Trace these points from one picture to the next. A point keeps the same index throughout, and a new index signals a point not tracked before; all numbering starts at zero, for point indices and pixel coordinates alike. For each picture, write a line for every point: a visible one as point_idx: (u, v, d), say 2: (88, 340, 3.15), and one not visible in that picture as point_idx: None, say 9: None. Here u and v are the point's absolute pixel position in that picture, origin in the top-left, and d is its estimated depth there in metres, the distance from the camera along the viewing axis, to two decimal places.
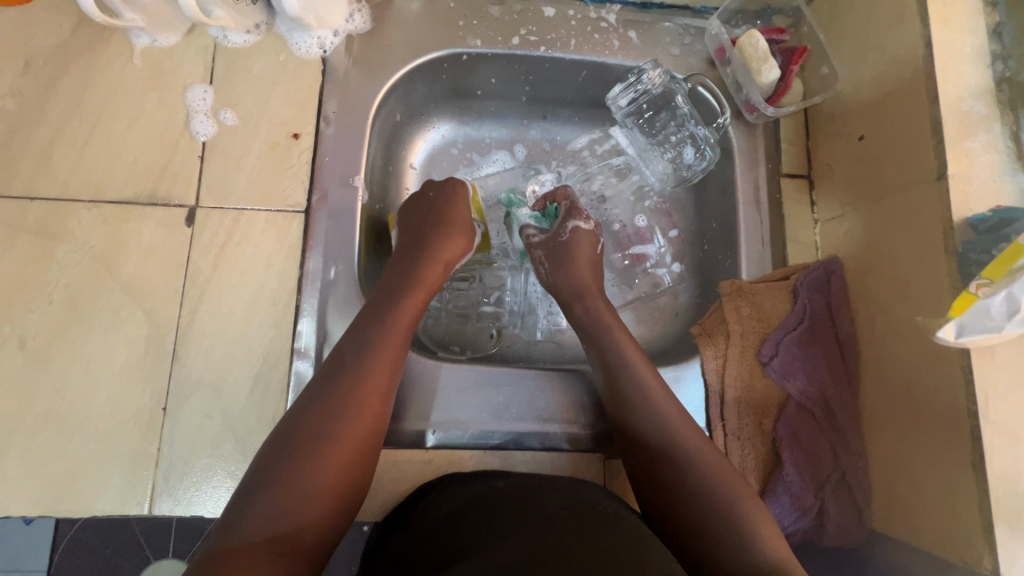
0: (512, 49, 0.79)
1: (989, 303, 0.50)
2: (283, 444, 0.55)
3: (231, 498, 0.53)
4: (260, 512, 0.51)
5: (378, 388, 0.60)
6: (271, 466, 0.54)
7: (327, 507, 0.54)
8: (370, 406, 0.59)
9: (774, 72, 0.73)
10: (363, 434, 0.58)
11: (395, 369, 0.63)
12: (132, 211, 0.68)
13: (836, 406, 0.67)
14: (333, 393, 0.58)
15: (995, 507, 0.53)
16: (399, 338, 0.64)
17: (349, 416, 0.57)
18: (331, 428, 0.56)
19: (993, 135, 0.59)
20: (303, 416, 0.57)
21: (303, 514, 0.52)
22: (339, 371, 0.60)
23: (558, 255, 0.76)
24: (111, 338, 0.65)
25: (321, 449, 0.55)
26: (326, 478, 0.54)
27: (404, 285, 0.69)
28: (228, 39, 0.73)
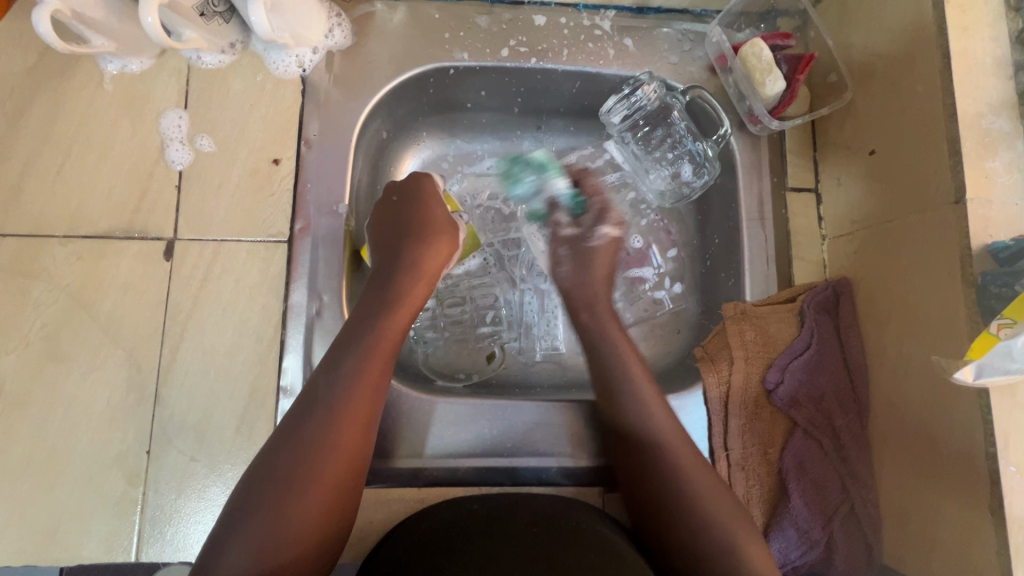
0: (501, 62, 0.75)
1: (1011, 345, 0.47)
2: (258, 486, 0.52)
3: (207, 541, 0.51)
4: (235, 559, 0.49)
5: (359, 421, 0.56)
6: (247, 509, 0.51)
7: (306, 549, 0.51)
8: (348, 438, 0.55)
9: (780, 83, 0.69)
10: (343, 471, 0.54)
11: (377, 398, 0.58)
12: (108, 245, 0.65)
13: (845, 436, 0.64)
14: (310, 429, 0.54)
15: (1015, 555, 0.49)
16: (378, 361, 0.59)
17: (326, 454, 0.54)
18: (307, 470, 0.53)
19: (1015, 154, 0.55)
20: (278, 454, 0.53)
21: (281, 560, 0.50)
22: (313, 401, 0.56)
23: (587, 255, 0.74)
24: (90, 379, 0.63)
25: (297, 488, 0.52)
26: (304, 521, 0.51)
27: (384, 305, 0.64)
28: (203, 61, 0.70)
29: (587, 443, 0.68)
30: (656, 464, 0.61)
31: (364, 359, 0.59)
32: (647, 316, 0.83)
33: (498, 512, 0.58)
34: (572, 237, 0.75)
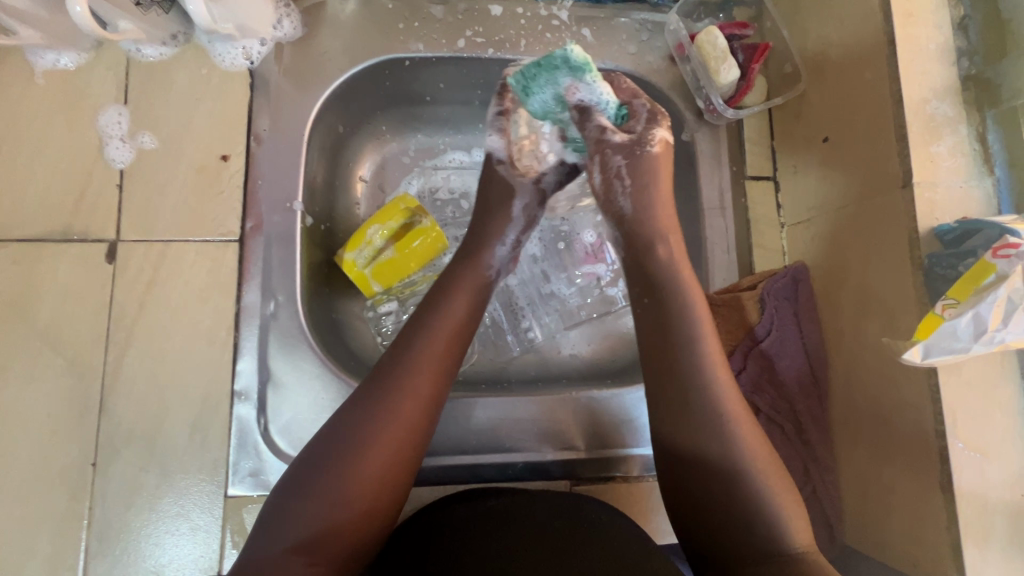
0: (458, 52, 0.74)
1: (955, 325, 0.48)
2: (316, 458, 0.51)
3: (263, 513, 0.50)
4: (297, 521, 0.48)
5: (422, 399, 0.54)
6: (306, 480, 0.50)
7: (364, 522, 0.50)
8: (409, 415, 0.53)
9: (733, 71, 0.70)
10: (406, 448, 0.52)
11: (442, 382, 0.56)
12: (44, 249, 0.62)
13: (805, 421, 0.65)
14: (377, 400, 0.53)
15: (964, 529, 0.51)
16: (445, 342, 0.57)
17: (387, 430, 0.52)
18: (367, 442, 0.51)
19: (958, 138, 0.56)
20: (344, 420, 0.52)
21: (335, 528, 0.49)
22: (378, 380, 0.54)
23: (644, 166, 0.56)
24: (29, 390, 0.60)
25: (353, 460, 0.50)
26: (361, 494, 0.50)
27: (451, 289, 0.60)
28: (143, 53, 0.67)
29: (551, 437, 0.68)
30: (716, 438, 0.52)
31: (431, 339, 0.56)
32: (601, 314, 0.83)
33: (516, 512, 0.56)
34: (624, 144, 0.57)
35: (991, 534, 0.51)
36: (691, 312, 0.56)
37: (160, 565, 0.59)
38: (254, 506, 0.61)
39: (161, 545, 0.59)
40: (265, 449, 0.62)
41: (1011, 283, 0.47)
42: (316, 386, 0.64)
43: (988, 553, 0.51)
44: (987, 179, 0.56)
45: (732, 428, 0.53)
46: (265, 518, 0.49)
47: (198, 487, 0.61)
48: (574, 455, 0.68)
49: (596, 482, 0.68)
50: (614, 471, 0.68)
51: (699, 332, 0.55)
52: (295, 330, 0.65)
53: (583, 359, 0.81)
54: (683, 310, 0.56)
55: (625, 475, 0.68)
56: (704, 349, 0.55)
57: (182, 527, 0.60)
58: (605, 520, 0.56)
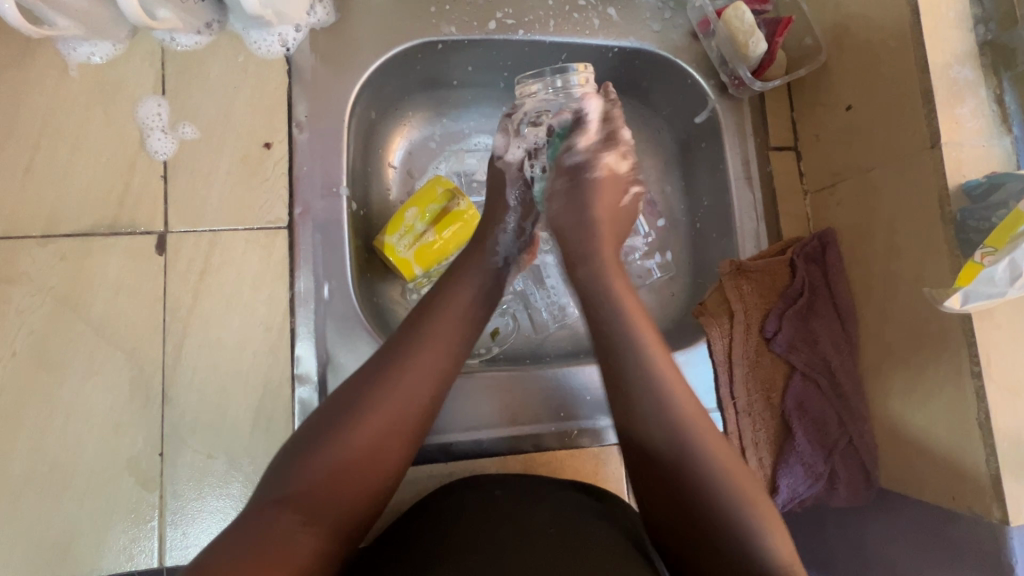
0: (488, 34, 0.75)
1: (992, 272, 0.51)
2: (322, 423, 0.52)
3: (266, 472, 0.50)
4: (297, 478, 0.49)
5: (434, 375, 0.56)
6: (310, 441, 0.51)
7: (359, 485, 0.50)
8: (416, 389, 0.55)
9: (761, 44, 0.72)
10: (410, 422, 0.54)
11: (450, 365, 0.58)
12: (93, 244, 0.62)
13: (838, 375, 0.70)
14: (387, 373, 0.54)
15: (1003, 461, 0.55)
16: (456, 326, 0.60)
17: (395, 400, 0.53)
18: (373, 407, 0.52)
19: (978, 101, 0.60)
20: (352, 388, 0.54)
21: (334, 491, 0.49)
22: (393, 353, 0.56)
23: (584, 189, 0.63)
24: (90, 383, 0.60)
25: (358, 424, 0.51)
26: (360, 458, 0.50)
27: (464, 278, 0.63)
28: (177, 43, 0.66)
29: (601, 403, 0.71)
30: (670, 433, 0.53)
31: (441, 323, 0.59)
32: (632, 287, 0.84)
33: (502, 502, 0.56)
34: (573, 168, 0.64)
35: None
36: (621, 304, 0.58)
37: None
38: None
39: None
40: None
41: None
42: None
43: None
44: (1006, 137, 0.60)
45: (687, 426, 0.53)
46: (270, 473, 0.50)
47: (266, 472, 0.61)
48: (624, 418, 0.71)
49: None
50: None
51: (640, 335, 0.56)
52: (350, 313, 0.65)
53: None
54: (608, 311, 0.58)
55: None
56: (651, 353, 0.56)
57: None
58: (594, 527, 0.54)
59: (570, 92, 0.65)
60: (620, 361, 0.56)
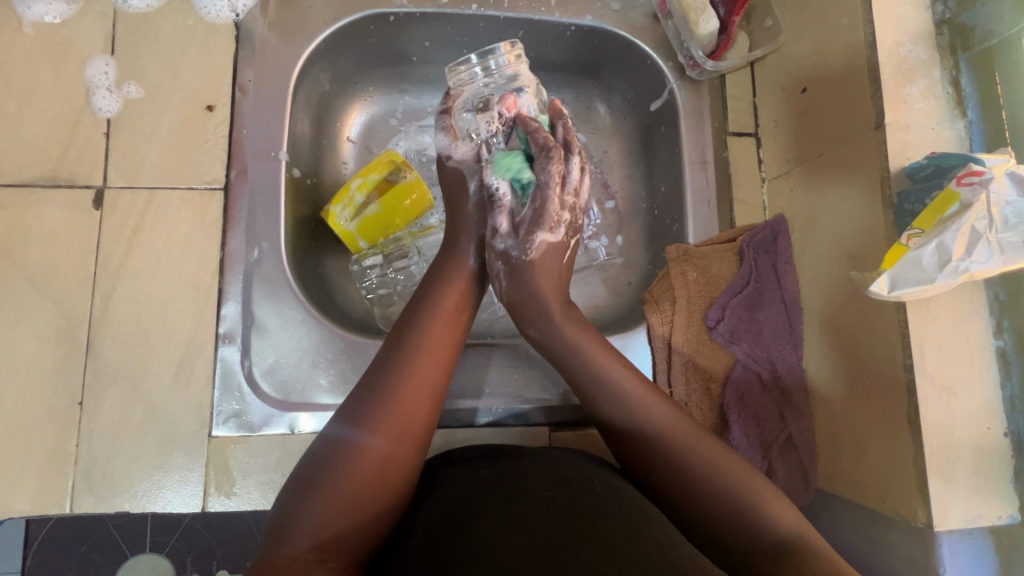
0: (441, 8, 0.74)
1: (920, 254, 0.49)
2: (327, 452, 0.49)
3: (273, 511, 0.47)
4: (307, 518, 0.46)
5: (428, 385, 0.54)
6: (316, 473, 0.48)
7: (368, 518, 0.47)
8: (415, 403, 0.53)
9: (713, 22, 0.70)
10: (410, 443, 0.51)
11: (442, 376, 0.56)
12: (32, 194, 0.63)
13: (781, 367, 0.66)
14: (379, 399, 0.51)
15: (930, 460, 0.51)
16: (443, 330, 0.58)
17: (392, 422, 0.51)
18: (373, 431, 0.50)
19: (931, 81, 0.56)
20: (348, 418, 0.51)
21: (346, 524, 0.46)
22: (384, 367, 0.54)
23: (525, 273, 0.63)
24: (17, 330, 0.61)
25: (362, 451, 0.49)
26: (369, 486, 0.48)
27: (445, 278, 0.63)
28: (129, 5, 0.68)
29: (533, 384, 0.69)
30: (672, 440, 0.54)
31: (428, 336, 0.57)
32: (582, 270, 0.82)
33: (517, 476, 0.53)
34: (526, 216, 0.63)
35: (957, 467, 0.51)
36: (596, 361, 0.59)
37: (146, 502, 0.60)
38: (237, 446, 0.62)
39: (147, 483, 0.61)
40: (248, 392, 0.63)
41: (975, 212, 0.48)
42: (300, 330, 0.65)
43: (953, 485, 0.51)
44: (959, 121, 0.56)
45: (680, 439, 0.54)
46: (276, 518, 0.47)
47: (183, 427, 0.62)
48: (555, 401, 0.69)
49: (577, 429, 0.69)
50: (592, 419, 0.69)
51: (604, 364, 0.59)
52: (280, 277, 0.65)
53: None
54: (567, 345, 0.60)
55: None
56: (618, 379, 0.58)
57: (167, 465, 0.61)
58: (606, 487, 0.52)
59: (504, 73, 0.68)
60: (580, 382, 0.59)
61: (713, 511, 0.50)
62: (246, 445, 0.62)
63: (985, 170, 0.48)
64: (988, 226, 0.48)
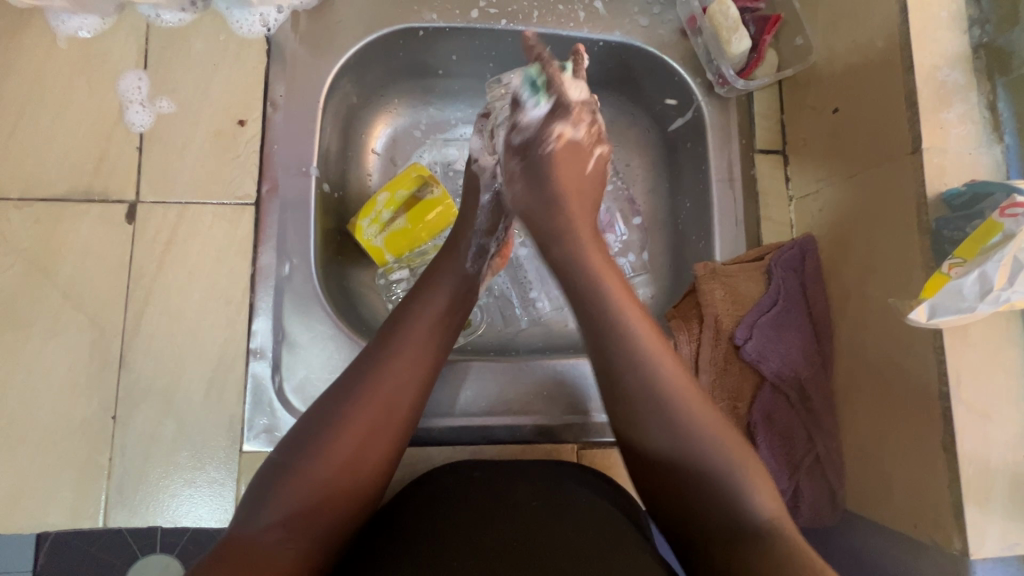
0: (470, 23, 0.74)
1: (961, 284, 0.49)
2: (304, 432, 0.49)
3: (246, 491, 0.48)
4: (277, 496, 0.46)
5: (415, 372, 0.54)
6: (291, 451, 0.48)
7: (339, 501, 0.48)
8: (396, 389, 0.52)
9: (745, 41, 0.71)
10: (389, 431, 0.51)
11: (429, 367, 0.55)
12: (66, 209, 0.64)
13: (809, 389, 0.66)
14: (360, 383, 0.51)
15: (965, 486, 0.51)
16: (435, 318, 0.57)
17: (372, 408, 0.50)
18: (350, 413, 0.50)
19: (968, 106, 0.56)
20: (331, 400, 0.51)
21: (317, 504, 0.47)
22: (371, 351, 0.54)
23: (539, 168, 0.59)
24: (52, 344, 0.61)
25: (338, 432, 0.49)
26: (341, 469, 0.48)
27: (440, 267, 0.62)
28: (162, 20, 0.68)
29: (560, 402, 0.70)
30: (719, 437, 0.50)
31: (419, 325, 0.56)
32: None
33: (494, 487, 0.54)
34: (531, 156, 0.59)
35: (992, 494, 0.51)
36: (647, 358, 0.52)
37: (177, 516, 0.61)
38: None
39: (178, 497, 0.61)
40: (278, 407, 0.64)
41: (1019, 242, 0.48)
42: (329, 347, 0.65)
43: (988, 513, 0.51)
44: (996, 146, 0.56)
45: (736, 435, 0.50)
46: (250, 493, 0.47)
47: (215, 441, 0.62)
48: (581, 419, 0.69)
49: (604, 445, 0.69)
50: None
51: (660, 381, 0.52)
52: (310, 293, 0.66)
53: None
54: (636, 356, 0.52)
55: None
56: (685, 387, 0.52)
57: (198, 479, 0.61)
58: (584, 500, 0.54)
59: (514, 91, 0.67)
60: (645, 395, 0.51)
61: (701, 487, 0.49)
62: None
63: None
64: None
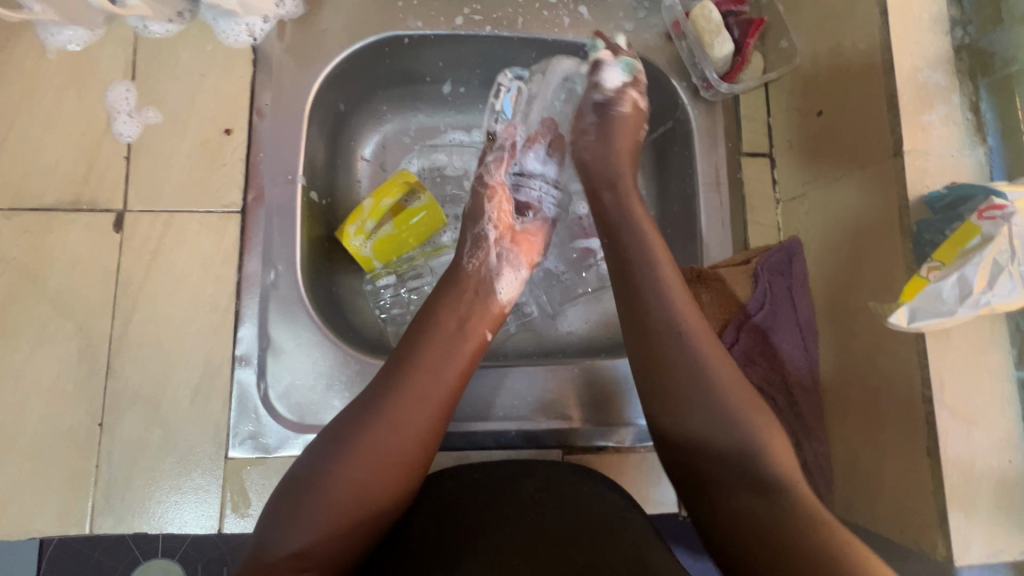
0: (455, 29, 0.74)
1: (940, 287, 0.49)
2: (320, 454, 0.49)
3: (263, 513, 0.47)
4: (295, 521, 0.45)
5: (433, 394, 0.52)
6: (308, 476, 0.48)
7: (359, 526, 0.47)
8: (417, 412, 0.51)
9: (727, 45, 0.71)
10: (412, 453, 0.50)
11: (448, 384, 0.54)
12: (55, 218, 0.64)
13: (799, 394, 0.65)
14: (377, 405, 0.51)
15: (950, 494, 0.50)
16: (450, 337, 0.56)
17: (388, 429, 0.50)
18: (366, 438, 0.49)
19: (950, 107, 0.56)
20: (347, 422, 0.50)
21: (337, 527, 0.46)
22: (387, 374, 0.53)
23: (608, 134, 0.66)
24: (40, 352, 0.62)
25: (355, 457, 0.48)
26: (360, 493, 0.47)
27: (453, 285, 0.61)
28: (150, 30, 0.69)
29: (546, 407, 0.69)
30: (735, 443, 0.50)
31: (436, 341, 0.55)
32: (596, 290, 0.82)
33: (512, 488, 0.54)
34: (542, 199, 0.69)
35: (977, 500, 0.51)
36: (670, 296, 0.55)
37: (164, 522, 0.61)
38: (253, 468, 0.62)
39: (166, 502, 0.61)
40: (264, 413, 0.64)
41: (996, 246, 0.48)
42: (315, 353, 0.65)
43: (973, 518, 0.50)
44: (979, 147, 0.56)
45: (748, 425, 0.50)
46: (267, 514, 0.47)
47: (200, 447, 0.63)
48: (567, 425, 0.69)
49: (591, 450, 0.69)
50: (606, 442, 0.69)
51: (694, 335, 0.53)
52: (295, 299, 0.66)
53: (581, 335, 0.81)
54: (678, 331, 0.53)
55: (618, 445, 0.69)
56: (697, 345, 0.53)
57: (184, 485, 0.62)
58: (589, 489, 0.54)
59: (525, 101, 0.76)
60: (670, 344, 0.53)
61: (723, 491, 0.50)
62: (263, 467, 0.62)
63: (1007, 204, 0.48)
64: (1010, 259, 0.48)
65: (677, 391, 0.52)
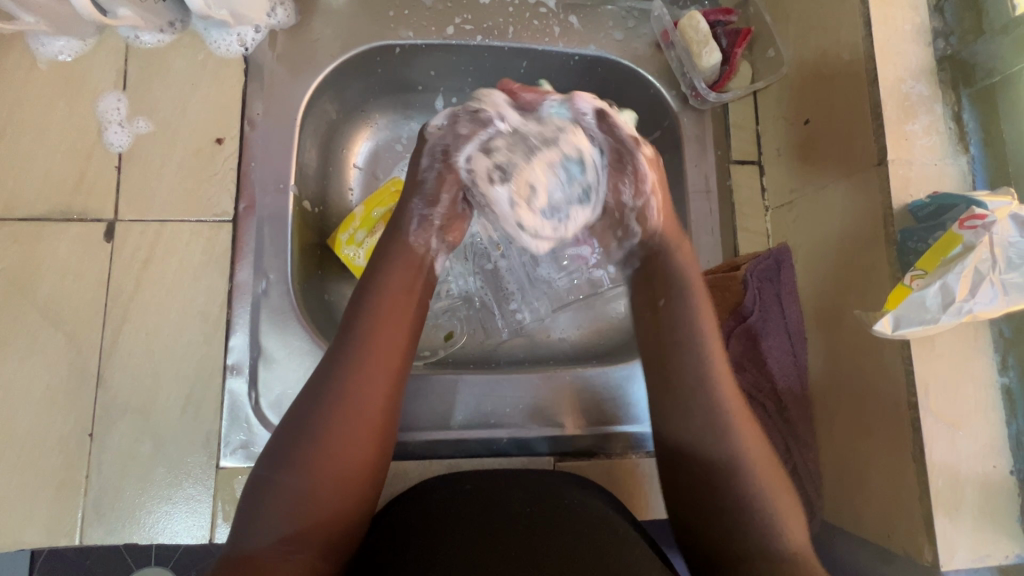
0: (447, 39, 0.74)
1: (923, 296, 0.50)
2: (278, 449, 0.48)
3: (235, 516, 0.48)
4: (268, 519, 0.46)
5: (382, 370, 0.52)
6: (271, 472, 0.48)
7: (336, 509, 0.48)
8: (367, 392, 0.50)
9: (716, 55, 0.72)
10: (367, 431, 0.50)
11: (397, 359, 0.53)
12: (45, 228, 0.64)
13: (787, 399, 0.65)
14: (326, 392, 0.50)
15: (936, 498, 0.51)
16: (394, 316, 0.55)
17: (341, 415, 0.49)
18: (320, 424, 0.49)
19: (933, 117, 0.57)
20: (299, 414, 0.50)
21: (308, 515, 0.46)
22: (334, 360, 0.52)
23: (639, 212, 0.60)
24: (30, 363, 0.62)
25: (311, 447, 0.48)
26: (325, 480, 0.47)
27: (396, 263, 0.58)
28: (141, 40, 0.69)
29: (539, 414, 0.70)
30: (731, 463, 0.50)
31: (378, 320, 0.54)
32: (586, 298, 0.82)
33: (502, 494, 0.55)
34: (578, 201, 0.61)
35: (963, 504, 0.51)
36: (692, 303, 0.56)
37: (154, 533, 0.61)
38: (245, 477, 0.62)
39: (156, 513, 0.61)
40: (255, 422, 0.64)
41: (978, 254, 0.49)
42: (306, 361, 0.65)
43: (959, 523, 0.51)
44: (961, 156, 0.57)
45: (731, 429, 0.51)
46: (243, 508, 0.47)
47: (192, 457, 0.62)
48: (558, 431, 0.69)
49: (584, 456, 0.70)
50: (599, 447, 0.70)
51: (705, 339, 0.55)
52: (287, 308, 0.66)
53: (572, 342, 0.81)
54: (685, 335, 0.55)
55: (609, 450, 0.70)
56: (712, 364, 0.54)
57: (175, 495, 0.62)
58: (576, 500, 0.54)
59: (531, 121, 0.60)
60: (683, 358, 0.54)
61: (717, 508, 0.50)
62: None
63: (987, 214, 0.49)
64: (991, 267, 0.49)
65: (684, 412, 0.53)
